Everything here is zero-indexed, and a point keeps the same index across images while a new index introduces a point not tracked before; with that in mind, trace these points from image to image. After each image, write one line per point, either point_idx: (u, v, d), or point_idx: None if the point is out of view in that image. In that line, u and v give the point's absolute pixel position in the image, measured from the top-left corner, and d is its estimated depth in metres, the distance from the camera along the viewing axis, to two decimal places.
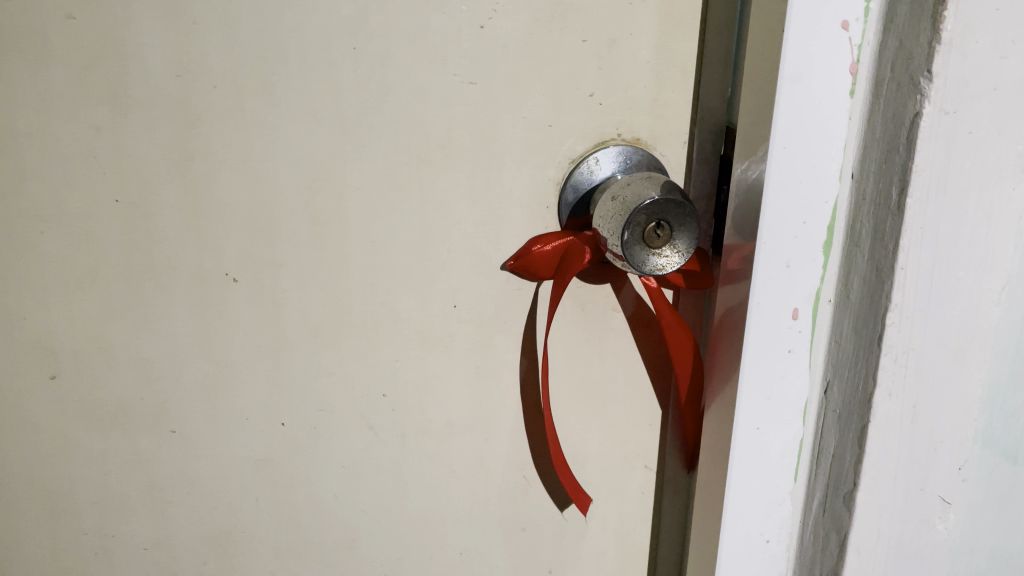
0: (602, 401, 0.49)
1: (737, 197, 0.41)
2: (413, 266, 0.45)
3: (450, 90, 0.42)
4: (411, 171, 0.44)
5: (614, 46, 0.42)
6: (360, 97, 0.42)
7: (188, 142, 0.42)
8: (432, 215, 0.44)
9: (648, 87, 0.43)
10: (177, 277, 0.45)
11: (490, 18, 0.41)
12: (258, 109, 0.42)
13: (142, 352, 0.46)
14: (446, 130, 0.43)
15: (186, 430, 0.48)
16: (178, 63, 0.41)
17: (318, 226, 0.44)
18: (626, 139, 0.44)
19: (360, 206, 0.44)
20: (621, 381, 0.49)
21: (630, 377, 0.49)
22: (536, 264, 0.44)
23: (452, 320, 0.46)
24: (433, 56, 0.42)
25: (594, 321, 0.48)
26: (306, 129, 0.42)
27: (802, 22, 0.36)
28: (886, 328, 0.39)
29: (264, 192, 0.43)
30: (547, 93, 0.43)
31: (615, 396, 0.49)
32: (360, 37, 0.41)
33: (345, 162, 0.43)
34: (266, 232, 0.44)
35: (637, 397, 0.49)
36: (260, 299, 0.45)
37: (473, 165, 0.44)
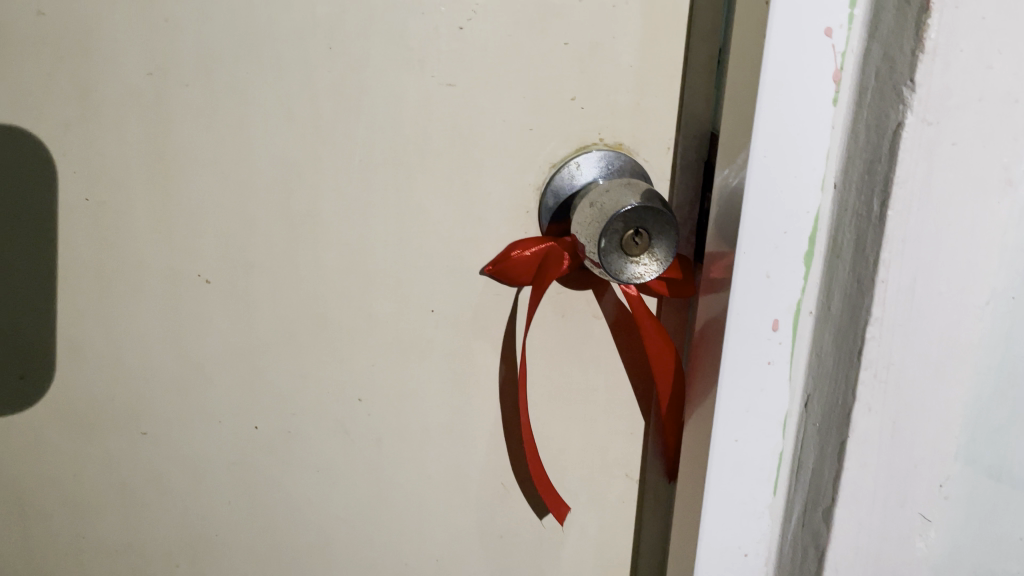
0: (582, 409, 0.49)
1: (719, 202, 0.40)
2: (390, 269, 0.45)
3: (428, 92, 0.42)
4: (389, 174, 0.43)
5: (595, 50, 0.43)
6: (336, 98, 0.41)
7: (160, 141, 0.42)
8: (410, 218, 0.44)
9: (630, 92, 0.44)
10: (148, 277, 0.44)
11: (469, 19, 0.41)
12: (233, 108, 0.41)
13: (113, 352, 0.46)
14: (423, 132, 0.43)
15: (157, 432, 0.47)
16: (150, 60, 0.40)
17: (292, 228, 0.43)
18: (608, 143, 0.44)
19: (336, 207, 0.43)
20: (602, 389, 0.48)
21: (611, 386, 0.48)
22: (515, 269, 0.44)
23: (430, 324, 0.46)
24: (411, 57, 0.41)
25: (574, 329, 0.47)
26: (282, 128, 0.42)
27: (782, 26, 0.36)
28: (867, 342, 0.38)
29: (237, 191, 0.42)
30: (528, 97, 0.43)
31: (595, 405, 0.49)
32: (336, 36, 0.40)
33: (320, 161, 0.42)
34: (240, 233, 0.43)
35: (618, 406, 0.49)
36: (233, 300, 0.44)
37: (452, 167, 0.43)
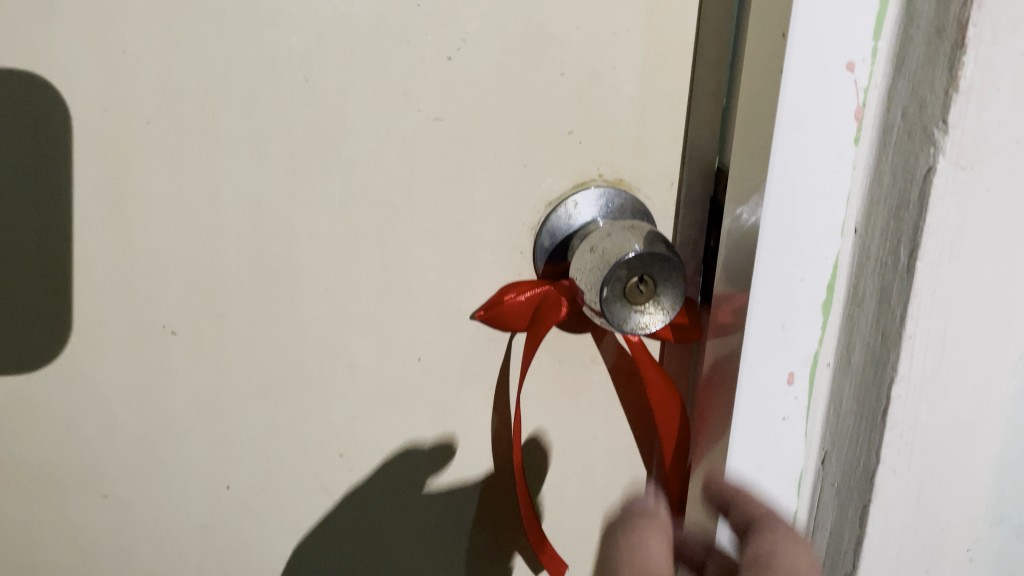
0: (579, 461, 0.45)
1: (723, 242, 0.36)
2: (373, 316, 0.41)
3: (414, 127, 0.39)
4: (371, 215, 0.40)
5: (594, 80, 0.40)
6: (314, 134, 0.38)
7: (119, 182, 0.38)
8: (395, 262, 0.41)
9: (631, 124, 0.41)
10: (109, 329, 0.40)
11: (458, 49, 0.38)
12: (201, 146, 0.38)
13: (71, 409, 0.42)
14: (409, 169, 0.39)
15: (119, 494, 0.44)
16: (107, 94, 0.37)
17: (266, 274, 0.40)
18: (607, 179, 0.42)
19: (314, 251, 0.40)
20: (601, 439, 0.45)
21: (611, 434, 0.45)
22: (508, 316, 0.41)
23: (417, 373, 0.42)
24: (395, 89, 0.38)
25: (571, 375, 0.44)
26: (254, 167, 0.38)
27: (800, 61, 0.33)
28: (892, 401, 0.35)
29: (206, 235, 0.39)
30: (523, 131, 0.40)
31: (594, 455, 0.45)
32: (313, 68, 0.37)
33: (297, 202, 0.39)
34: (209, 280, 0.40)
35: (618, 456, 0.46)
36: (202, 352, 0.41)
37: (440, 208, 0.40)
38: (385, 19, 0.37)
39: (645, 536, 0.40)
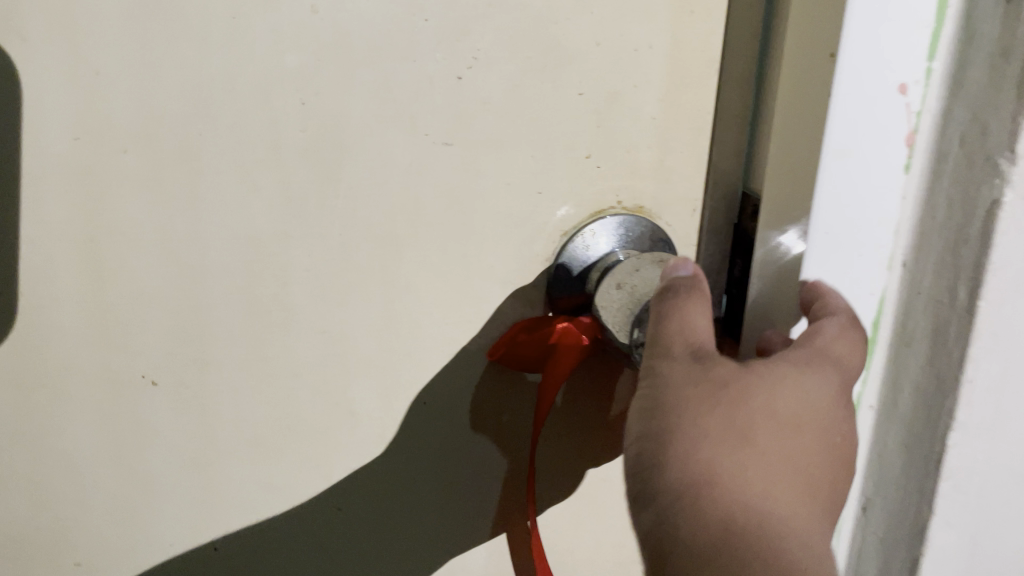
0: (593, 502, 0.43)
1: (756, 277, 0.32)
2: (374, 359, 0.38)
3: (420, 153, 0.35)
4: (373, 251, 0.36)
5: (614, 101, 0.37)
6: (310, 162, 0.34)
7: (91, 220, 0.34)
8: (399, 301, 0.37)
9: (652, 148, 0.38)
10: (80, 381, 0.36)
11: (469, 67, 0.34)
12: (184, 178, 0.34)
13: (38, 471, 0.38)
14: (415, 200, 0.36)
15: (93, 563, 0.41)
16: (76, 122, 0.33)
17: (258, 317, 0.36)
18: (627, 207, 0.39)
19: (311, 290, 0.36)
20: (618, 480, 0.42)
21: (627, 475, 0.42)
22: (525, 354, 0.38)
23: (421, 418, 0.39)
24: (400, 113, 0.34)
25: (589, 415, 0.41)
26: (244, 200, 0.34)
27: (848, 90, 0.29)
28: (948, 450, 0.32)
29: (189, 275, 0.35)
30: (537, 156, 0.37)
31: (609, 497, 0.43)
32: (310, 90, 0.33)
33: (292, 238, 0.35)
34: (194, 324, 0.36)
35: None
36: (185, 403, 0.37)
37: (448, 241, 0.37)
38: (389, 36, 0.33)
39: (690, 297, 0.31)
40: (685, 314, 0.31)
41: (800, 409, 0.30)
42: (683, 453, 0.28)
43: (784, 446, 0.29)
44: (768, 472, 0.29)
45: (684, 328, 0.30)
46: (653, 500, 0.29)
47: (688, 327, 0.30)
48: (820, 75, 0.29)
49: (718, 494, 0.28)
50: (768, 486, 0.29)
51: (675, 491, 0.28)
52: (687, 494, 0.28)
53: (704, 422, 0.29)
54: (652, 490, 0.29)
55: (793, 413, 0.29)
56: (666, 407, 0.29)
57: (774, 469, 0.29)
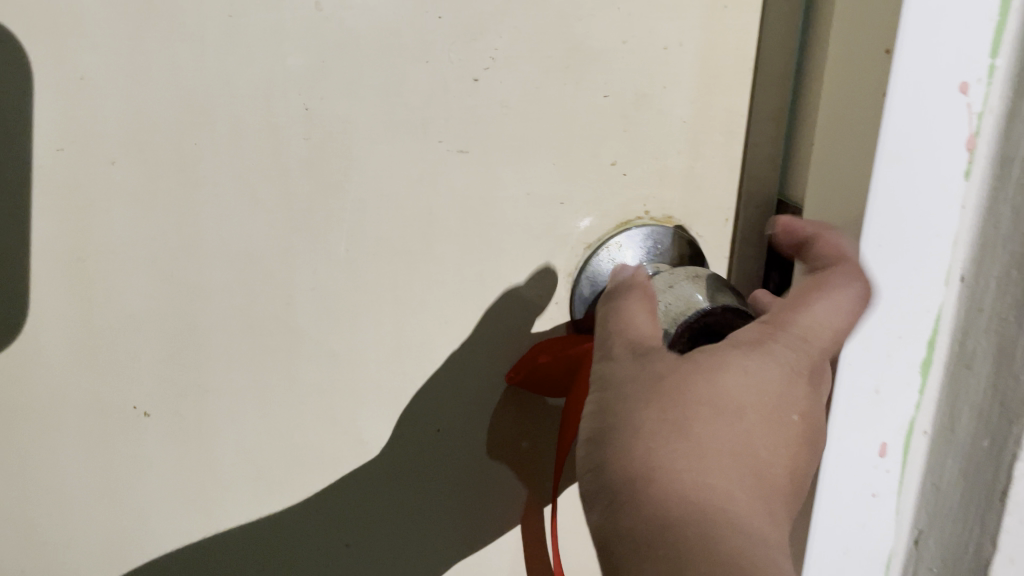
0: None
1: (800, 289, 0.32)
2: (385, 384, 0.35)
3: (434, 162, 0.32)
4: (383, 268, 0.33)
5: (642, 103, 0.34)
6: (315, 172, 0.31)
7: (77, 237, 0.31)
8: (411, 321, 0.34)
9: (682, 154, 0.36)
10: (66, 412, 0.34)
11: (487, 68, 0.32)
12: (178, 190, 0.31)
13: (23, 508, 0.35)
14: (429, 213, 0.33)
15: None
16: (59, 131, 0.30)
17: (259, 340, 0.33)
18: (655, 217, 0.36)
19: (317, 311, 0.33)
20: None
21: None
22: (550, 376, 0.35)
23: (436, 447, 0.37)
24: (412, 118, 0.32)
25: None
26: (244, 214, 0.32)
27: (909, 88, 0.27)
28: (1016, 478, 0.31)
29: (185, 296, 0.32)
30: (559, 163, 0.34)
31: None
32: (315, 93, 0.30)
33: (296, 255, 0.32)
34: (190, 348, 0.33)
35: None
36: (180, 434, 0.34)
37: (464, 256, 0.34)
38: (400, 34, 0.30)
39: (627, 300, 0.30)
40: (626, 317, 0.30)
41: (746, 388, 0.27)
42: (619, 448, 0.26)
43: (729, 432, 0.26)
44: (710, 457, 0.25)
45: (625, 329, 0.29)
46: (593, 504, 0.26)
47: (630, 325, 0.29)
48: (876, 72, 0.27)
49: (656, 484, 0.25)
50: (710, 472, 0.25)
51: (609, 492, 0.25)
52: (623, 489, 0.25)
53: (636, 409, 0.26)
54: (592, 496, 0.26)
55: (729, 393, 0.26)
56: (605, 405, 0.27)
57: (717, 455, 0.25)
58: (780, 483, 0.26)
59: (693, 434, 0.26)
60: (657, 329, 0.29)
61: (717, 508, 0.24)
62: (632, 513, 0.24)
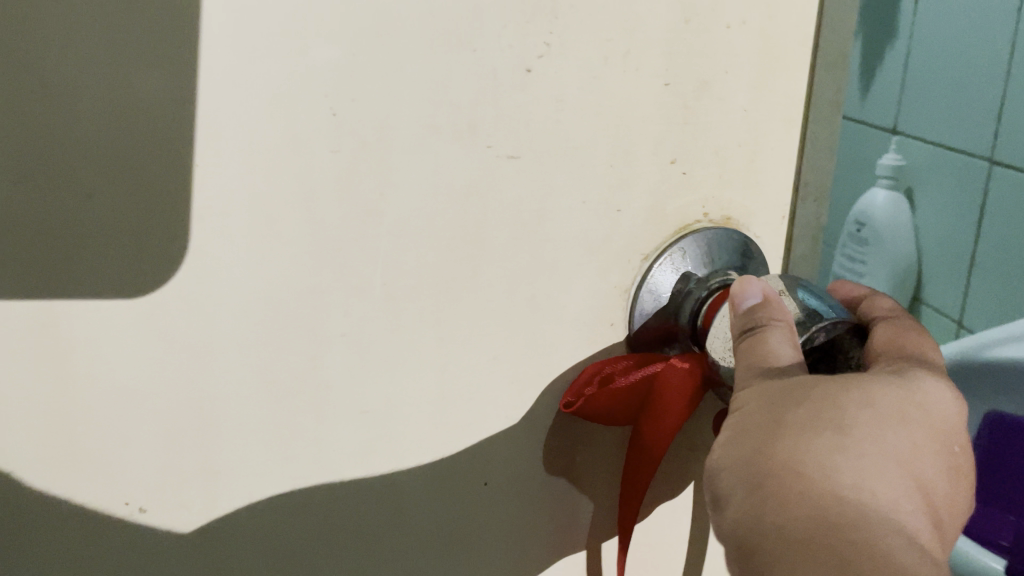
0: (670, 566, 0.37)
1: None
2: (426, 438, 0.30)
3: (481, 171, 0.27)
4: (425, 301, 0.28)
5: (704, 90, 0.30)
6: (346, 192, 0.26)
7: (50, 295, 0.24)
8: (456, 360, 0.29)
9: (744, 147, 0.31)
10: (45, 516, 0.27)
11: (541, 57, 0.27)
12: (170, 225, 0.24)
13: None
14: (476, 236, 0.28)
15: None
16: (23, 158, 0.23)
17: (279, 403, 0.27)
18: (714, 219, 0.32)
19: (347, 361, 0.28)
20: (697, 535, 0.37)
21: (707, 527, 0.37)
22: (617, 405, 0.30)
23: (484, 502, 0.32)
24: (458, 120, 0.26)
25: (669, 467, 0.35)
26: (258, 249, 0.25)
27: None
28: None
29: (186, 358, 0.26)
30: (617, 165, 0.29)
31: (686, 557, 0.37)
32: (343, 95, 0.24)
33: (324, 296, 0.26)
34: (194, 424, 0.27)
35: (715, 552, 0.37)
36: (186, 526, 0.28)
37: (515, 280, 0.29)
38: (442, 17, 0.25)
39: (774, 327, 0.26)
40: (763, 340, 0.26)
41: (902, 402, 0.25)
42: (773, 438, 0.24)
43: (893, 444, 0.24)
44: (860, 461, 0.24)
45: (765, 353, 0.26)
46: (726, 501, 0.25)
47: (766, 350, 0.26)
48: None
49: (810, 477, 0.23)
50: (865, 478, 0.23)
51: (756, 483, 0.24)
52: (774, 473, 0.24)
53: (773, 414, 0.24)
54: (727, 488, 0.25)
55: (891, 403, 0.24)
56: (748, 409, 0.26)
57: (881, 465, 0.24)
58: (931, 500, 0.24)
59: (849, 440, 0.24)
60: (797, 349, 0.26)
61: (879, 510, 0.23)
62: (783, 515, 0.23)
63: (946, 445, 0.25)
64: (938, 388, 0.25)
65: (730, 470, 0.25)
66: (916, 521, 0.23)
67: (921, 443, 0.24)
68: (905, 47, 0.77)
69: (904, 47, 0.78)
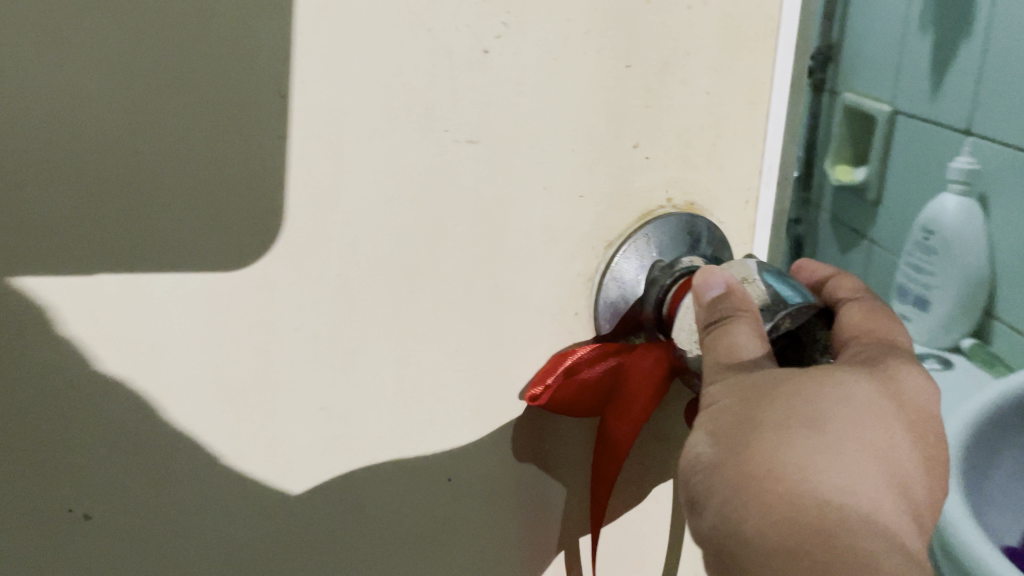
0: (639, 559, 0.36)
1: None
2: (387, 434, 0.29)
3: (438, 157, 0.26)
4: (382, 293, 0.27)
5: (666, 73, 0.29)
6: (297, 179, 0.24)
7: None
8: (416, 353, 0.28)
9: (706, 130, 0.31)
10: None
11: (499, 37, 0.26)
12: (110, 216, 0.23)
13: None
14: (435, 224, 0.27)
15: None
16: None
17: (232, 401, 0.26)
18: (677, 204, 0.31)
19: (302, 356, 0.27)
20: (664, 526, 0.36)
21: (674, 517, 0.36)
22: (584, 397, 0.30)
23: (447, 498, 0.31)
24: (414, 103, 0.25)
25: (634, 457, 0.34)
26: (212, 242, 0.24)
27: None
28: None
29: (132, 355, 0.25)
30: (579, 149, 0.28)
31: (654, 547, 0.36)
32: (291, 78, 0.23)
33: (278, 291, 0.25)
34: (143, 425, 0.25)
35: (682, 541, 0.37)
36: (136, 534, 0.27)
37: (475, 270, 0.28)
38: None
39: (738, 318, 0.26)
40: (728, 334, 0.25)
41: (874, 393, 0.25)
42: (750, 439, 0.24)
43: (868, 439, 0.24)
44: (838, 459, 0.23)
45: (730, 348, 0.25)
46: (705, 505, 0.24)
47: (732, 344, 0.25)
48: None
49: (790, 478, 0.23)
50: (844, 477, 0.23)
51: (735, 487, 0.24)
52: (753, 475, 0.23)
53: (748, 414, 0.24)
54: (704, 492, 0.25)
55: (865, 396, 0.24)
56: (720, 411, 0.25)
57: (859, 462, 0.23)
58: (910, 494, 0.24)
59: (825, 438, 0.23)
60: (762, 339, 0.26)
61: (859, 511, 0.22)
62: (766, 518, 0.23)
63: (920, 435, 0.25)
64: (909, 382, 0.25)
65: (706, 473, 0.25)
66: (897, 519, 0.23)
67: (895, 437, 0.24)
68: (985, 35, 0.64)
69: (982, 32, 0.64)
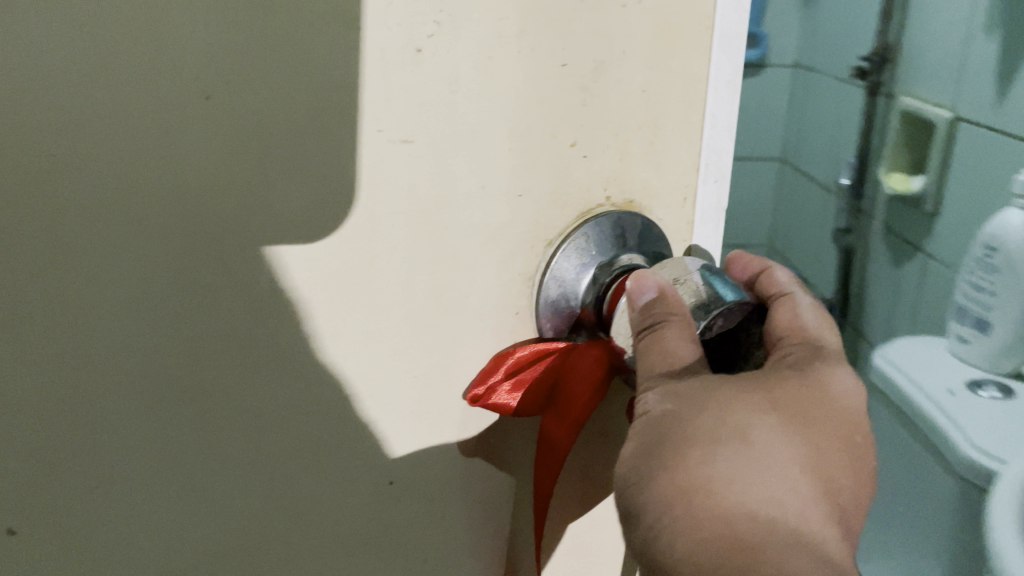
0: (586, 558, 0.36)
1: None
2: (326, 434, 0.29)
3: (371, 155, 0.26)
4: (318, 292, 0.27)
5: (600, 71, 0.29)
6: (228, 177, 0.25)
7: None
8: (353, 354, 0.28)
9: (642, 129, 0.30)
10: None
11: (430, 35, 0.25)
12: (42, 213, 0.24)
13: None
14: (368, 223, 0.27)
15: None
16: None
17: (168, 398, 0.26)
18: (616, 203, 0.31)
19: (238, 354, 0.27)
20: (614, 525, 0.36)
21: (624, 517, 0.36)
22: (524, 396, 0.30)
23: (388, 500, 0.31)
24: (345, 101, 0.25)
25: (582, 457, 0.34)
26: (137, 236, 0.24)
27: None
28: None
29: (69, 349, 0.25)
30: (516, 147, 0.28)
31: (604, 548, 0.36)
32: (217, 80, 0.24)
33: (211, 289, 0.26)
34: (81, 417, 0.26)
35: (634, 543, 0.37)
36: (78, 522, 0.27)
37: (413, 270, 0.28)
38: None
39: (669, 324, 0.26)
40: (662, 341, 0.26)
41: (801, 399, 0.26)
42: (682, 448, 0.25)
43: (793, 444, 0.25)
44: (765, 465, 0.24)
45: (664, 355, 0.25)
46: (641, 513, 0.25)
47: (665, 351, 0.26)
48: None
49: (721, 488, 0.24)
50: (770, 483, 0.24)
51: (670, 496, 0.24)
52: (687, 484, 0.24)
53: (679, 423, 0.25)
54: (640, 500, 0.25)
55: (789, 402, 0.26)
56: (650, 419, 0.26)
57: (785, 468, 0.24)
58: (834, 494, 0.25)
59: (752, 446, 0.25)
60: (694, 338, 0.26)
61: (785, 518, 0.24)
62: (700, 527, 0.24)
63: (843, 437, 0.26)
64: (830, 389, 0.27)
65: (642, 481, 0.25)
66: (822, 522, 0.24)
67: (817, 442, 0.26)
68: None
69: None
